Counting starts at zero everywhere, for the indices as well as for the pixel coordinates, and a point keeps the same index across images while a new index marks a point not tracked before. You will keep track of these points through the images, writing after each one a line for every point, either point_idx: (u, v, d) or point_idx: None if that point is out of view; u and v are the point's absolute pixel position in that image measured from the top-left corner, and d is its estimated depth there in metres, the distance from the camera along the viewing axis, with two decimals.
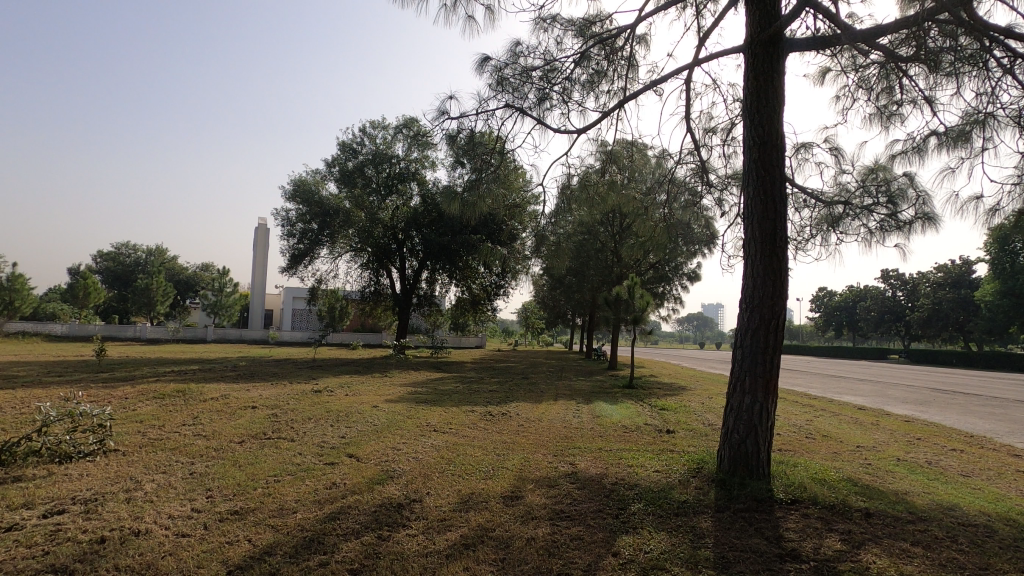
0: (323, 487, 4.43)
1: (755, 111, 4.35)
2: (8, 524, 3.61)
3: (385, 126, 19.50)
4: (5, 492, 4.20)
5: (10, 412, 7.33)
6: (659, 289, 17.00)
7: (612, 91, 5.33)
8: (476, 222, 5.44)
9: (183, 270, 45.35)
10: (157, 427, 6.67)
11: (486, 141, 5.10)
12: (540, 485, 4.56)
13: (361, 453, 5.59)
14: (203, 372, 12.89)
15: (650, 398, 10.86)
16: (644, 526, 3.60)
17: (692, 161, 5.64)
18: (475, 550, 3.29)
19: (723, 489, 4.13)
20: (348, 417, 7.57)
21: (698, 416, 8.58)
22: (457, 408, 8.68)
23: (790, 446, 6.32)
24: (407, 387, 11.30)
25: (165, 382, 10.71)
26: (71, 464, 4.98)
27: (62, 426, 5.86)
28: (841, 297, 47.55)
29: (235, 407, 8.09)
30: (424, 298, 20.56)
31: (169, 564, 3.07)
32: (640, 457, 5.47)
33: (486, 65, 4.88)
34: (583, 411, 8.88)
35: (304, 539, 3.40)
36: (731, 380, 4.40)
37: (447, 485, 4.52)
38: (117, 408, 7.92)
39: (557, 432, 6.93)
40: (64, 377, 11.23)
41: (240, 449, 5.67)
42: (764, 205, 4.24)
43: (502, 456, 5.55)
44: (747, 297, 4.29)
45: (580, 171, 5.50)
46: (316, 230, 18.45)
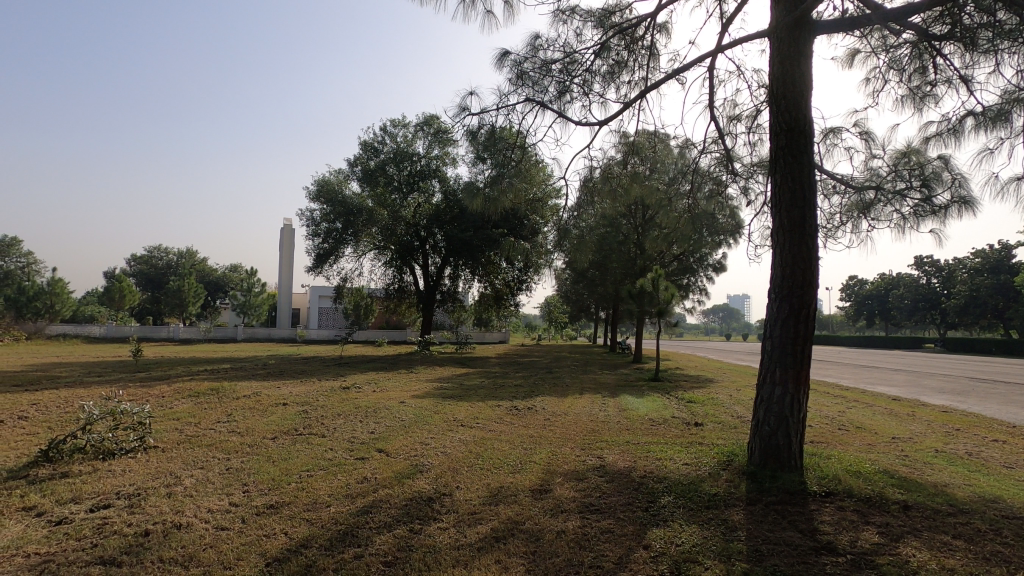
0: (354, 481, 4.51)
1: (782, 96, 4.25)
2: (57, 518, 3.77)
3: (406, 124, 19.61)
4: (54, 487, 4.39)
5: (54, 411, 7.59)
6: (683, 281, 16.85)
7: (633, 82, 5.28)
8: (498, 218, 5.47)
9: (213, 272, 46.42)
10: (193, 424, 6.86)
11: (506, 137, 5.10)
12: (568, 478, 4.57)
13: (389, 448, 5.67)
14: (236, 371, 13.19)
15: (677, 391, 10.76)
16: (675, 519, 3.58)
17: (716, 150, 5.56)
18: (506, 543, 3.32)
19: (754, 482, 4.07)
20: (376, 413, 7.66)
21: (726, 408, 8.50)
22: (483, 403, 8.73)
23: (823, 438, 6.20)
24: (433, 383, 11.41)
25: (198, 381, 10.97)
26: (114, 461, 5.17)
27: (105, 424, 6.07)
28: (873, 286, 46.24)
29: (267, 404, 8.26)
30: (448, 295, 20.66)
31: (211, 556, 3.17)
32: (669, 450, 5.43)
33: (505, 60, 4.88)
34: (609, 405, 8.83)
35: (339, 532, 3.46)
36: (760, 371, 4.34)
37: (477, 480, 4.55)
38: (154, 405, 8.18)
39: (584, 426, 6.92)
40: (103, 377, 11.57)
41: (272, 445, 5.80)
42: (792, 192, 4.16)
43: (530, 450, 5.58)
44: (776, 288, 4.22)
45: (602, 164, 5.49)
46: (340, 230, 18.67)
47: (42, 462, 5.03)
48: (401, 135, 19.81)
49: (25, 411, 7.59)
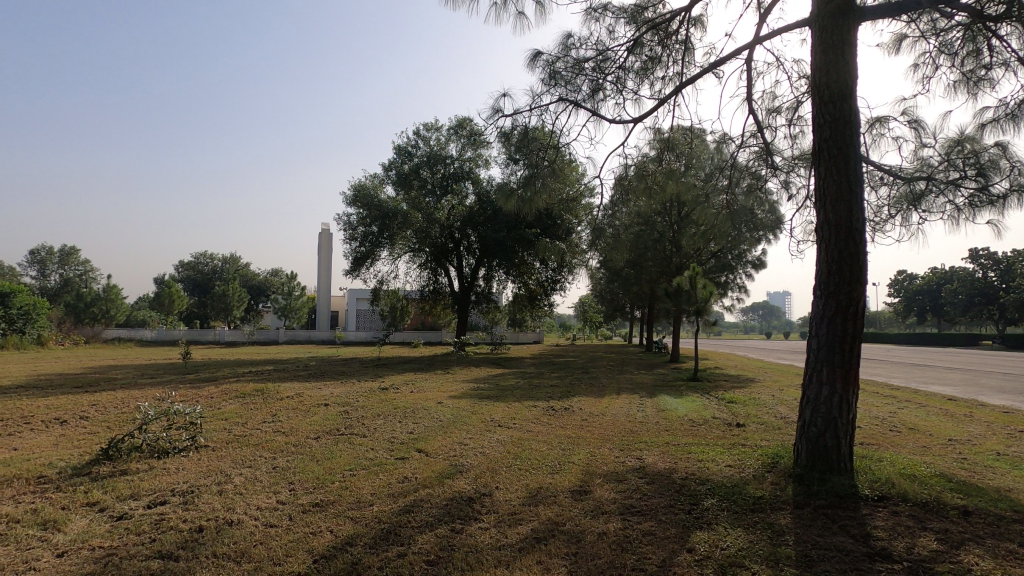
0: (395, 481, 4.59)
1: (825, 87, 4.11)
2: (119, 514, 3.96)
3: (438, 127, 19.79)
4: (114, 484, 4.61)
5: (113, 411, 8.00)
6: (721, 279, 16.51)
7: (667, 77, 5.20)
8: (532, 218, 5.48)
9: (255, 277, 47.93)
10: (240, 424, 7.11)
11: (539, 137, 5.10)
12: (608, 480, 4.52)
13: (429, 448, 5.74)
14: (279, 372, 13.62)
15: (716, 391, 10.55)
16: (719, 522, 3.50)
17: (755, 144, 5.42)
18: (547, 543, 3.32)
19: (801, 484, 3.95)
20: (414, 413, 7.77)
21: (769, 409, 8.28)
22: (519, 403, 8.75)
23: (874, 440, 5.97)
24: (470, 383, 11.49)
25: (244, 382, 11.37)
26: (168, 459, 5.40)
27: (159, 424, 6.36)
28: (924, 280, 44.14)
29: (309, 405, 8.49)
30: (482, 296, 20.77)
31: (261, 553, 3.28)
32: (710, 452, 5.32)
33: (537, 60, 4.89)
34: (647, 405, 8.72)
35: (382, 531, 3.53)
36: (806, 370, 4.21)
37: (516, 480, 4.56)
38: (204, 406, 8.51)
39: (622, 426, 6.85)
40: (156, 379, 12.14)
41: (316, 445, 5.96)
42: (838, 185, 4.02)
43: (568, 451, 5.55)
44: (821, 284, 4.10)
45: (636, 161, 5.42)
46: (376, 233, 19.02)
47: (102, 460, 5.28)
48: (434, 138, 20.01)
49: (86, 411, 8.01)
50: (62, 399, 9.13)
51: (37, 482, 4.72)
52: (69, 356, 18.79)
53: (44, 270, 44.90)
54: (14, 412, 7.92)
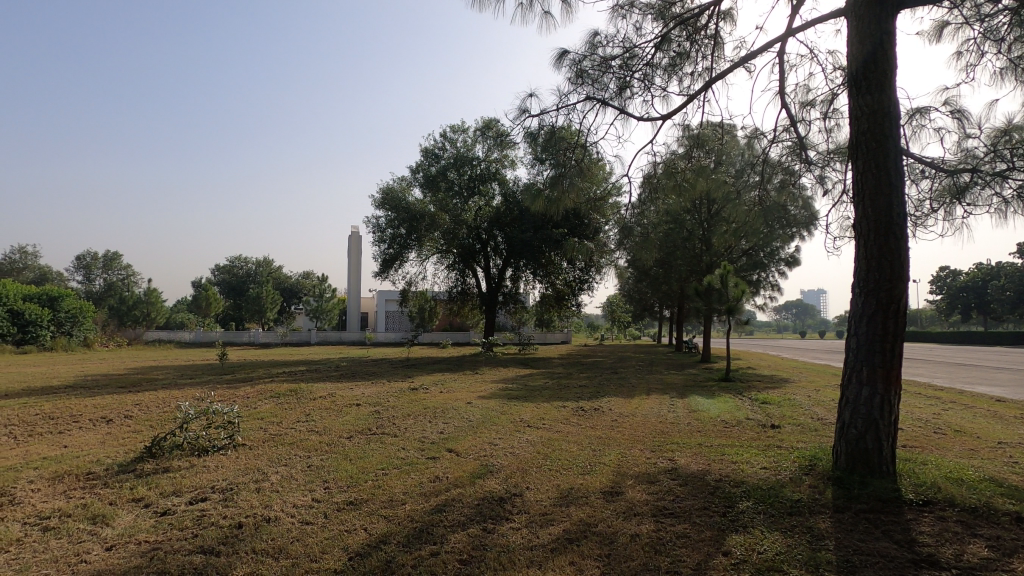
0: (427, 480, 4.62)
1: (862, 77, 4.00)
2: (163, 509, 4.10)
3: (465, 129, 19.87)
4: (158, 481, 4.77)
5: (155, 411, 8.29)
6: (754, 277, 16.15)
7: (696, 73, 5.12)
8: (560, 218, 5.47)
9: (288, 280, 49.00)
10: (275, 423, 7.29)
11: (566, 136, 5.08)
12: (640, 481, 4.47)
13: (459, 448, 5.78)
14: (312, 372, 13.90)
15: (749, 392, 10.35)
16: (756, 525, 3.43)
17: (788, 139, 5.29)
18: (580, 545, 3.30)
19: (841, 487, 3.84)
20: (444, 413, 7.84)
21: (805, 410, 8.07)
22: (548, 403, 8.74)
23: (917, 442, 5.76)
24: (498, 384, 11.53)
25: (278, 383, 11.63)
26: (208, 457, 5.57)
27: (199, 423, 6.56)
28: (968, 278, 42.43)
29: (342, 405, 8.65)
30: (509, 296, 20.79)
31: (298, 549, 3.35)
32: (745, 454, 5.21)
33: (564, 59, 4.87)
34: (678, 406, 8.59)
35: (415, 529, 3.56)
36: (845, 370, 4.09)
37: (546, 481, 4.55)
38: (242, 406, 8.74)
39: (653, 427, 6.78)
40: (196, 379, 12.56)
41: (348, 444, 6.06)
42: (876, 178, 3.90)
43: (599, 451, 5.51)
44: (860, 281, 3.98)
45: (665, 159, 5.36)
46: (404, 235, 19.24)
47: (145, 458, 5.48)
48: (461, 140, 20.10)
49: (131, 410, 8.32)
50: (108, 399, 9.48)
51: (85, 479, 4.92)
52: (126, 356, 20.46)
53: (89, 275, 46.85)
54: (64, 411, 8.28)
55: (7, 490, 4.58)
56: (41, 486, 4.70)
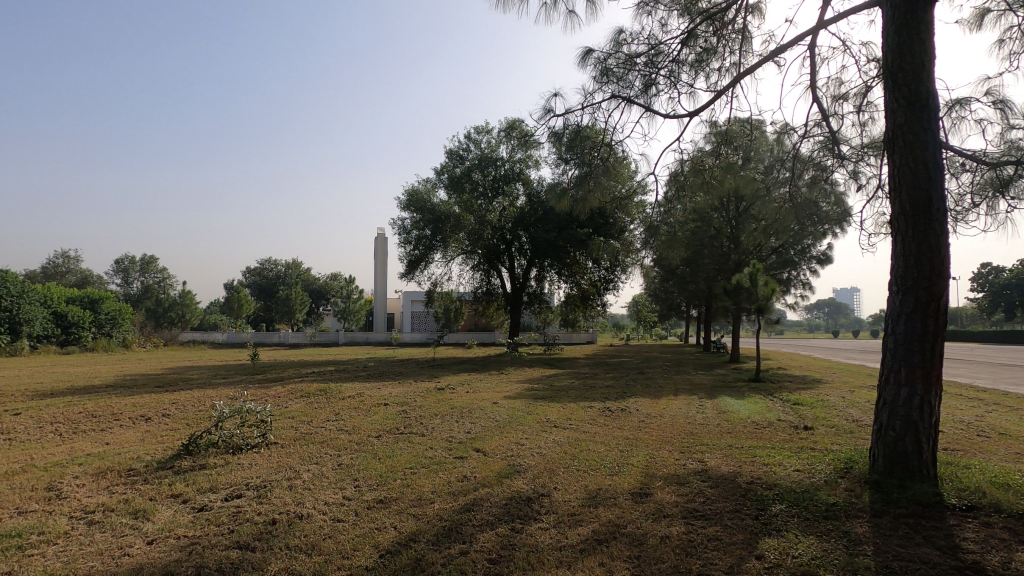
0: (455, 480, 4.65)
1: (899, 69, 3.88)
2: (200, 505, 4.22)
3: (489, 130, 19.91)
4: (194, 477, 4.91)
5: (191, 409, 8.54)
6: (784, 275, 15.81)
7: (723, 68, 5.04)
8: (585, 218, 5.45)
9: (316, 281, 49.89)
10: (306, 421, 7.44)
11: (591, 135, 5.06)
12: (669, 482, 4.42)
13: (487, 448, 5.80)
14: (341, 372, 14.14)
15: (781, 392, 10.15)
16: (790, 529, 3.36)
17: (819, 133, 5.17)
18: (609, 546, 3.28)
19: (878, 490, 3.73)
20: (471, 413, 7.88)
21: (840, 411, 7.86)
22: (574, 404, 8.71)
23: (959, 445, 5.56)
24: (525, 384, 11.52)
25: (308, 382, 11.84)
26: (241, 455, 5.71)
27: (233, 422, 6.73)
28: (1011, 274, 40.83)
29: (370, 404, 8.77)
30: (534, 296, 20.77)
31: (330, 546, 3.40)
32: (777, 455, 5.11)
33: (588, 58, 4.85)
34: (706, 406, 8.47)
35: (444, 528, 3.59)
36: (883, 370, 3.97)
37: (574, 481, 4.54)
38: (273, 405, 8.94)
39: (682, 428, 6.69)
40: (229, 379, 12.88)
41: (377, 443, 6.14)
42: (913, 172, 3.78)
43: (627, 452, 5.47)
44: (897, 279, 3.86)
45: (692, 156, 5.30)
46: (429, 236, 19.41)
47: (183, 455, 5.64)
48: (485, 141, 20.16)
49: (168, 409, 8.59)
50: (147, 398, 9.80)
51: (127, 475, 5.09)
52: (164, 356, 21.26)
53: (128, 278, 48.58)
54: (106, 410, 8.59)
55: (54, 484, 4.77)
56: (86, 481, 4.89)
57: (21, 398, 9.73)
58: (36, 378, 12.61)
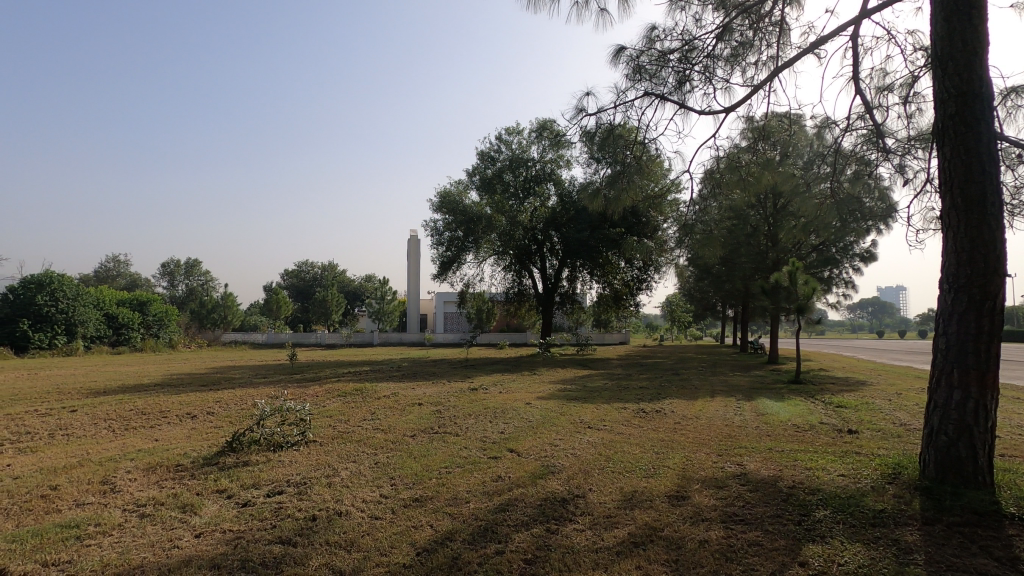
0: (490, 480, 4.67)
1: (949, 58, 3.72)
2: (244, 500, 4.36)
3: (520, 131, 19.93)
4: (238, 474, 5.08)
5: (234, 407, 8.83)
6: (825, 274, 15.32)
7: (761, 62, 4.92)
8: (618, 217, 5.40)
9: (351, 282, 50.84)
10: (343, 420, 7.59)
11: (624, 134, 5.01)
12: (707, 485, 4.34)
13: (520, 448, 5.81)
14: (376, 372, 14.38)
15: (822, 394, 9.85)
16: (835, 536, 3.26)
17: (862, 127, 4.99)
18: (646, 549, 3.25)
19: (930, 498, 3.58)
20: (504, 413, 7.91)
21: (886, 414, 7.58)
22: (608, 405, 8.63)
23: (1017, 452, 5.28)
24: (558, 384, 11.49)
25: (345, 382, 12.09)
26: (282, 452, 5.87)
27: (273, 420, 6.93)
28: None
29: (405, 403, 8.89)
30: (567, 296, 20.68)
31: (369, 543, 3.47)
32: (820, 460, 4.95)
33: (621, 56, 4.81)
34: (744, 408, 8.27)
35: (479, 528, 3.61)
36: (933, 372, 3.81)
37: (609, 482, 4.50)
38: (312, 404, 9.16)
39: (719, 430, 6.56)
40: (269, 378, 13.26)
41: (413, 442, 6.22)
42: (966, 165, 3.61)
43: (662, 454, 5.40)
44: (949, 277, 3.70)
45: (728, 153, 5.19)
46: (462, 238, 19.56)
47: (227, 451, 5.84)
48: (516, 142, 20.19)
49: (212, 407, 8.90)
50: (193, 396, 10.18)
51: (175, 470, 5.29)
52: (208, 355, 22.01)
53: (173, 281, 50.56)
54: (155, 407, 8.96)
55: (109, 479, 5.00)
56: (137, 476, 5.11)
57: (77, 395, 10.22)
58: (91, 377, 13.24)
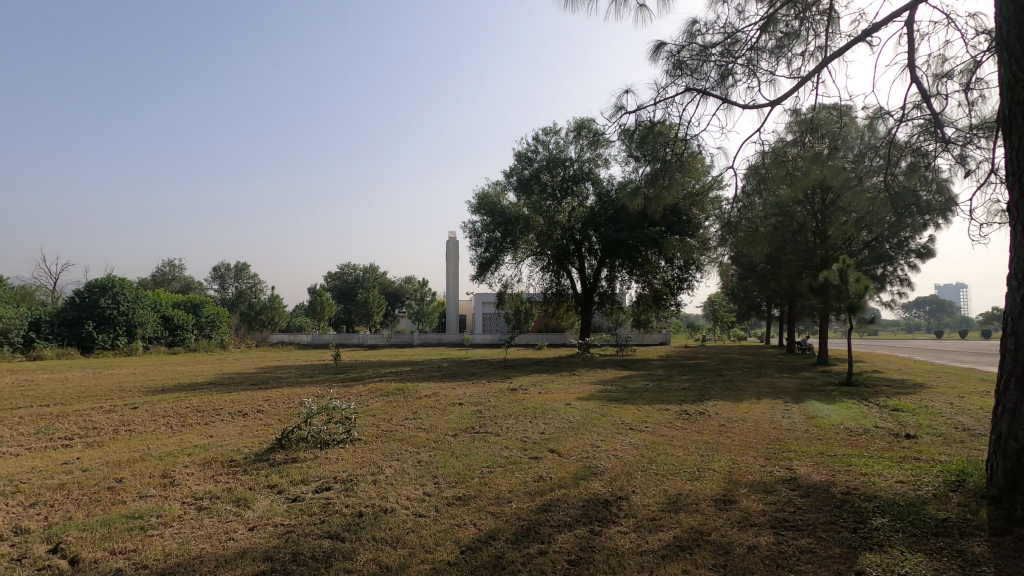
0: (532, 480, 4.68)
1: (1016, 42, 3.50)
2: (294, 495, 4.51)
3: (557, 131, 19.85)
4: (287, 470, 5.25)
5: (283, 406, 9.12)
6: (878, 271, 14.67)
7: (808, 53, 4.76)
8: (658, 216, 5.32)
9: (392, 283, 51.77)
10: (386, 419, 7.74)
11: (665, 131, 4.92)
12: (755, 490, 4.23)
13: (561, 448, 5.80)
14: (417, 372, 14.59)
15: (877, 397, 9.43)
16: (894, 544, 3.12)
17: (919, 117, 4.75)
18: (693, 553, 3.18)
19: (998, 508, 3.38)
20: (544, 414, 7.90)
21: (948, 418, 7.19)
22: (650, 406, 8.50)
23: None
24: (598, 386, 11.39)
25: (387, 381, 12.32)
26: (328, 450, 6.04)
27: (320, 418, 7.11)
28: None
29: (446, 403, 8.98)
30: (606, 296, 20.50)
31: (413, 540, 3.53)
32: (876, 465, 4.74)
33: (660, 52, 4.74)
34: (792, 411, 8.00)
35: (522, 528, 3.62)
36: (1002, 375, 3.59)
37: (653, 485, 4.43)
38: (355, 403, 9.38)
39: (766, 433, 6.37)
40: (314, 378, 13.62)
41: (454, 441, 6.28)
42: None
43: (707, 457, 5.29)
44: (1018, 273, 3.48)
45: (773, 147, 5.04)
46: (500, 239, 19.64)
47: (277, 448, 6.04)
48: (553, 142, 20.11)
49: (262, 405, 9.23)
50: (243, 394, 10.57)
51: (229, 465, 5.52)
52: (257, 355, 22.82)
53: (224, 284, 52.65)
54: (209, 405, 9.36)
55: (169, 472, 5.27)
56: (194, 470, 5.35)
57: (137, 393, 10.76)
58: (150, 376, 13.91)
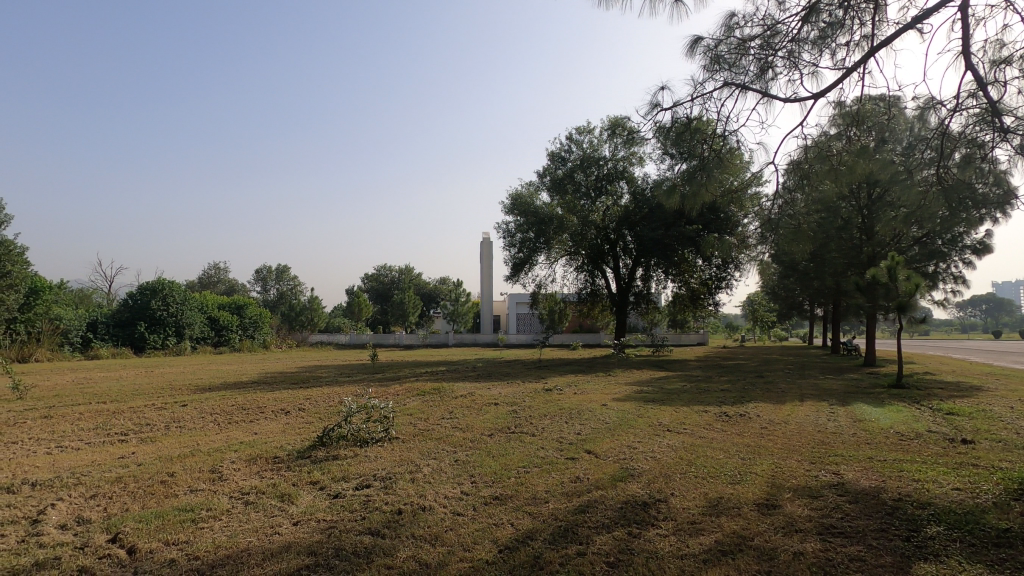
0: (568, 480, 4.66)
1: None
2: (336, 492, 4.62)
3: (591, 130, 19.68)
4: (328, 467, 5.37)
5: (323, 405, 9.34)
6: (928, 268, 14.04)
7: (853, 43, 4.60)
8: (695, 213, 5.22)
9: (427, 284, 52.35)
10: (423, 419, 7.83)
11: (702, 128, 4.82)
12: (799, 494, 4.10)
13: (598, 450, 5.75)
14: (452, 372, 14.71)
15: (929, 400, 9.00)
16: (951, 555, 2.97)
17: (975, 106, 4.51)
18: (735, 558, 3.11)
19: None
20: (580, 414, 7.84)
21: (1007, 423, 6.81)
22: (688, 407, 8.35)
23: None
24: (633, 386, 11.25)
25: (422, 381, 12.48)
26: (368, 447, 6.15)
27: (359, 416, 7.25)
28: None
29: (481, 403, 9.02)
30: (641, 296, 20.24)
31: (452, 538, 3.57)
32: (929, 471, 4.54)
33: (697, 46, 4.65)
34: (838, 414, 7.71)
35: (560, 528, 3.61)
36: None
37: (692, 487, 4.35)
38: (392, 402, 9.53)
39: (810, 436, 6.16)
40: (353, 377, 13.90)
41: (490, 441, 6.31)
42: None
43: (748, 460, 5.16)
44: None
45: (816, 142, 4.88)
46: (533, 239, 19.61)
47: (318, 445, 6.19)
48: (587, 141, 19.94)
49: (302, 404, 9.47)
50: (285, 393, 10.89)
51: (273, 462, 5.69)
52: (297, 355, 23.46)
53: (266, 284, 54.28)
54: (252, 403, 9.67)
55: (218, 467, 5.47)
56: (240, 466, 5.53)
57: (186, 391, 11.21)
58: (197, 374, 14.47)
